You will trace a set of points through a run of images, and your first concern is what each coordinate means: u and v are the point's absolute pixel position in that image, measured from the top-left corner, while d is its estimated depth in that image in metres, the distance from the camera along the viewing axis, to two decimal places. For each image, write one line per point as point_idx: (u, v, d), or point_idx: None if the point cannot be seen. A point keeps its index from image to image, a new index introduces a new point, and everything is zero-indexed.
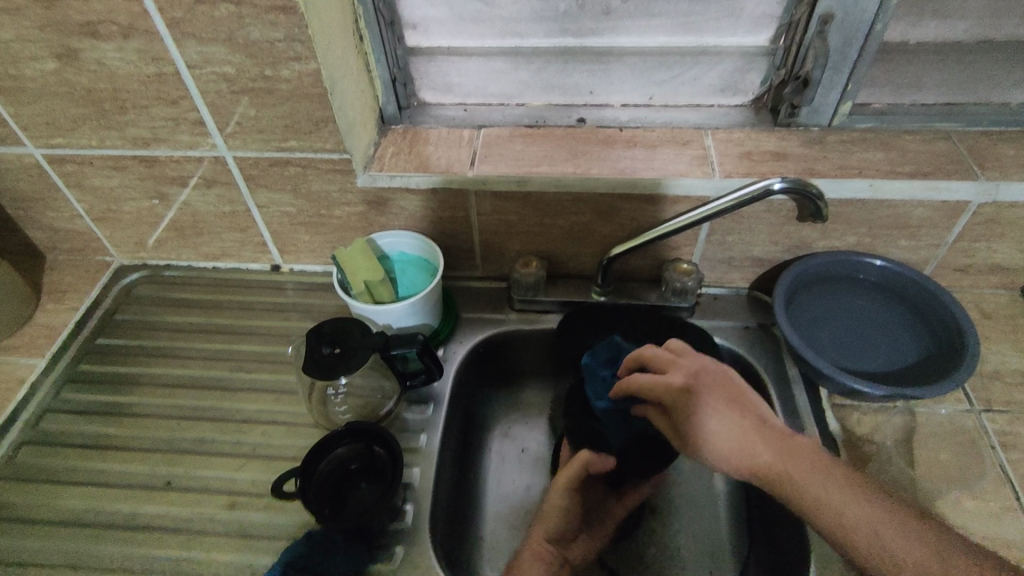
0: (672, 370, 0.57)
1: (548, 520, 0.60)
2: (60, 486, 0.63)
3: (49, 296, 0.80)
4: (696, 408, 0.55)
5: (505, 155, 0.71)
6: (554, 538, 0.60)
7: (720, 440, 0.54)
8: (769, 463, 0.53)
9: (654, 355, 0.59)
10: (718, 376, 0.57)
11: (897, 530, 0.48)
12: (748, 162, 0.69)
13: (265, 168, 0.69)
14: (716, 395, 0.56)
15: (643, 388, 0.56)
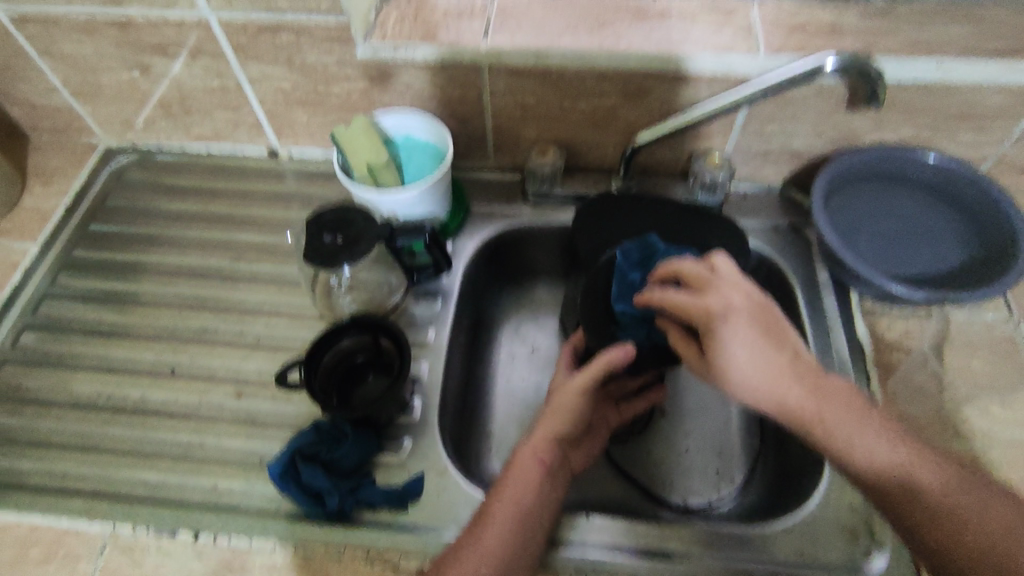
0: (708, 291, 0.49)
1: (555, 420, 0.54)
2: (64, 371, 0.62)
3: (35, 178, 0.75)
4: (732, 334, 0.47)
5: (523, 26, 0.63)
6: (560, 438, 0.54)
7: (752, 375, 0.47)
8: (800, 403, 0.47)
9: (692, 274, 0.51)
10: (762, 304, 0.49)
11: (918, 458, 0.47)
12: (798, 38, 0.61)
13: (255, 35, 0.61)
14: (751, 324, 0.48)
15: (673, 309, 0.49)
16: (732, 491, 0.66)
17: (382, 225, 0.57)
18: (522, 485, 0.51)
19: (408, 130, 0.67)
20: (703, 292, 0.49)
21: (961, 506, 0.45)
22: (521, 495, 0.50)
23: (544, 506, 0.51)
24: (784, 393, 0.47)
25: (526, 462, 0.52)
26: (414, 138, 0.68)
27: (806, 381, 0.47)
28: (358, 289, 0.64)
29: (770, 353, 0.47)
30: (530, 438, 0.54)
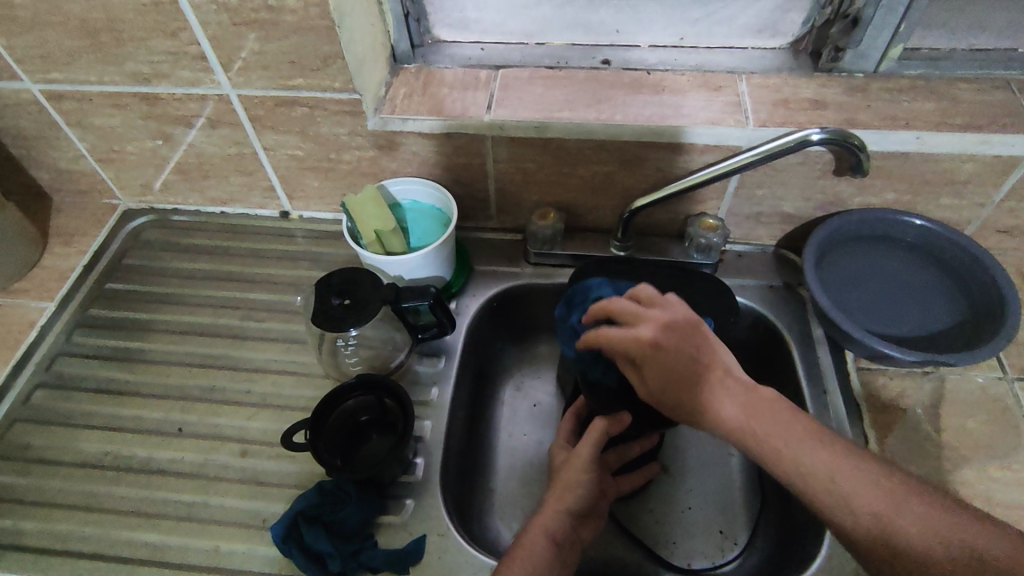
0: (640, 322, 0.50)
1: (568, 492, 0.56)
2: (74, 429, 0.63)
3: (56, 239, 0.78)
4: (668, 365, 0.48)
5: (524, 98, 0.67)
6: (573, 512, 0.55)
7: (709, 406, 0.48)
8: (737, 424, 0.47)
9: (621, 308, 0.51)
10: (686, 330, 0.49)
11: (854, 470, 0.45)
12: (784, 110, 0.65)
13: (271, 108, 0.65)
14: (688, 363, 0.48)
15: (614, 343, 0.50)
16: (736, 552, 0.65)
17: (388, 289, 0.59)
18: (533, 563, 0.49)
19: (414, 194, 0.70)
20: (633, 323, 0.50)
21: (935, 535, 0.42)
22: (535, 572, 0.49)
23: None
24: (721, 414, 0.47)
25: (537, 539, 0.51)
26: (420, 202, 0.71)
27: (750, 409, 0.47)
28: (364, 347, 0.65)
29: (704, 381, 0.48)
30: (537, 518, 0.54)
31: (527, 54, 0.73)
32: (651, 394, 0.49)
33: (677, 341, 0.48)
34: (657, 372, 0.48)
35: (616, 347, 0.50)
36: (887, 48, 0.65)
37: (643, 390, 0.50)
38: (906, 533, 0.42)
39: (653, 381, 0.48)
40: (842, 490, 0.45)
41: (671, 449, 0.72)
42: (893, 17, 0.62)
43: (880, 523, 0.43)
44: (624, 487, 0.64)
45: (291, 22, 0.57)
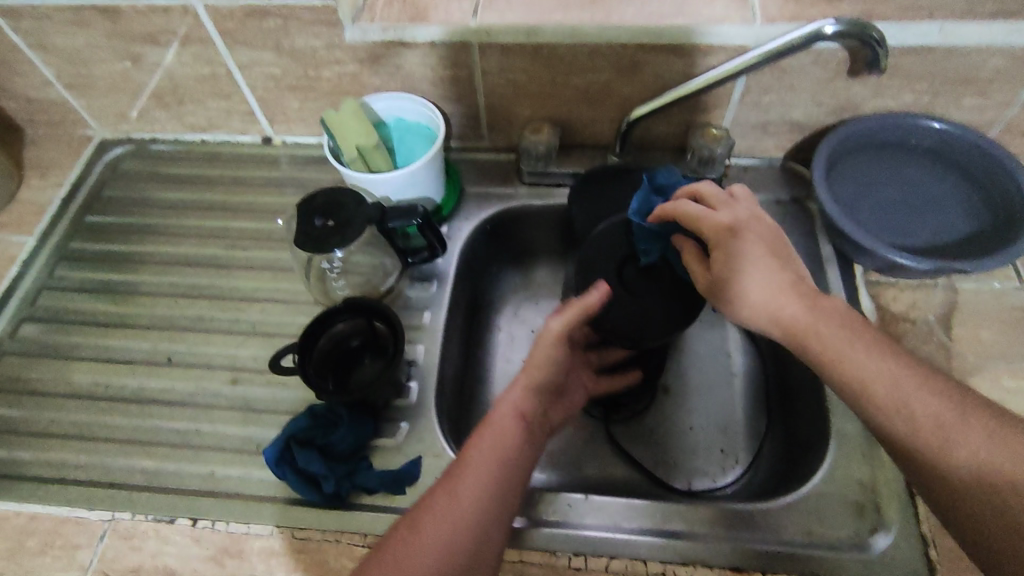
0: (722, 209, 0.51)
1: (536, 369, 0.52)
2: (63, 361, 0.62)
3: (32, 172, 0.75)
4: (741, 248, 0.49)
5: (513, 1, 0.62)
6: (541, 390, 0.52)
7: (752, 292, 0.48)
8: (794, 318, 0.47)
9: (710, 193, 0.52)
10: (763, 228, 0.50)
11: (919, 389, 0.43)
12: (795, 5, 0.59)
13: (241, 19, 0.61)
14: (760, 247, 0.49)
15: (687, 217, 0.50)
16: (736, 468, 0.65)
17: (373, 208, 0.56)
18: (500, 439, 0.49)
19: (400, 111, 0.66)
20: (715, 208, 0.51)
21: (992, 458, 0.40)
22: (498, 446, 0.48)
23: (519, 461, 0.49)
24: (781, 307, 0.47)
25: (506, 417, 0.50)
26: (406, 120, 0.67)
27: (807, 301, 0.47)
28: (352, 273, 0.62)
29: (772, 272, 0.48)
30: (508, 392, 0.52)
31: None
32: (705, 280, 0.50)
33: (754, 232, 0.50)
34: (722, 256, 0.49)
35: (688, 220, 0.50)
36: None
37: (702, 278, 0.50)
38: (959, 452, 0.40)
39: (718, 264, 0.49)
40: (904, 411, 0.42)
41: (672, 371, 0.71)
42: None
43: (936, 443, 0.41)
44: (602, 388, 0.62)
45: None
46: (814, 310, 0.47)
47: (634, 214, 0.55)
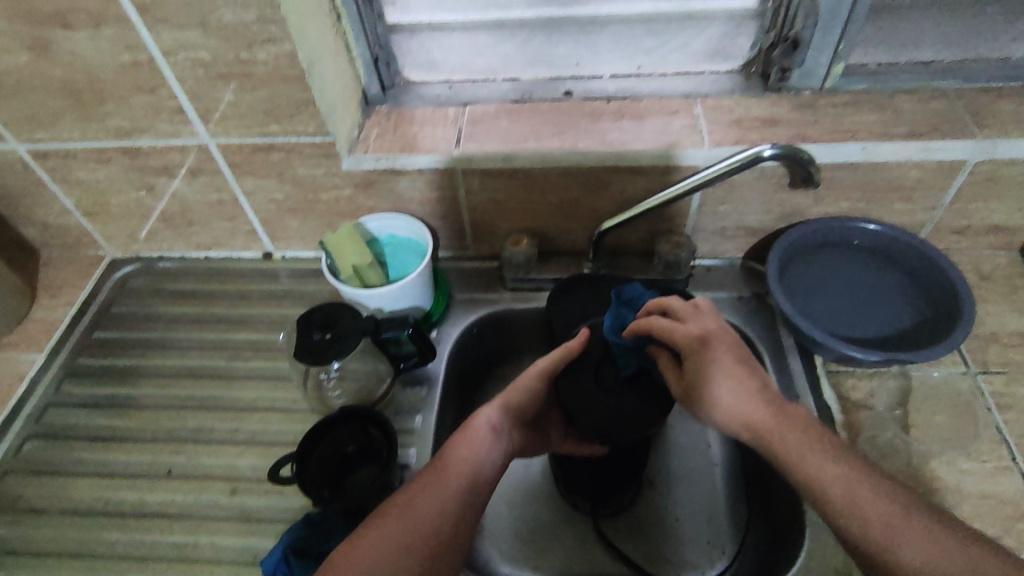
0: (690, 320, 0.56)
1: (512, 391, 0.58)
2: (65, 477, 0.64)
3: (44, 292, 0.80)
4: (709, 359, 0.53)
5: (491, 132, 0.71)
6: (509, 408, 0.58)
7: (725, 401, 0.52)
8: (762, 424, 0.51)
9: (678, 306, 0.57)
10: (728, 339, 0.55)
11: (873, 493, 0.47)
12: (737, 130, 0.68)
13: (249, 155, 0.68)
14: (728, 358, 0.54)
15: (662, 332, 0.55)
16: (723, 558, 0.66)
17: (367, 320, 0.61)
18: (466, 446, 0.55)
19: (391, 228, 0.72)
20: (683, 319, 0.56)
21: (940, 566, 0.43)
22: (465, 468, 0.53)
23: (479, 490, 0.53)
24: (750, 412, 0.52)
25: (479, 424, 0.56)
26: (397, 235, 0.73)
27: (773, 407, 0.52)
28: (347, 380, 0.66)
29: (740, 382, 0.53)
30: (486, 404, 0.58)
31: (493, 89, 0.76)
32: (681, 389, 0.54)
33: (722, 343, 0.54)
34: (694, 367, 0.54)
35: (662, 334, 0.55)
36: (830, 65, 0.69)
37: (677, 387, 0.55)
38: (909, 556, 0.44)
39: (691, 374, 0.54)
40: (861, 515, 0.46)
41: (656, 462, 0.73)
42: (832, 37, 0.66)
43: (888, 547, 0.45)
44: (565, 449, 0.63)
45: (262, 73, 0.60)
46: (778, 415, 0.51)
47: (611, 333, 0.59)
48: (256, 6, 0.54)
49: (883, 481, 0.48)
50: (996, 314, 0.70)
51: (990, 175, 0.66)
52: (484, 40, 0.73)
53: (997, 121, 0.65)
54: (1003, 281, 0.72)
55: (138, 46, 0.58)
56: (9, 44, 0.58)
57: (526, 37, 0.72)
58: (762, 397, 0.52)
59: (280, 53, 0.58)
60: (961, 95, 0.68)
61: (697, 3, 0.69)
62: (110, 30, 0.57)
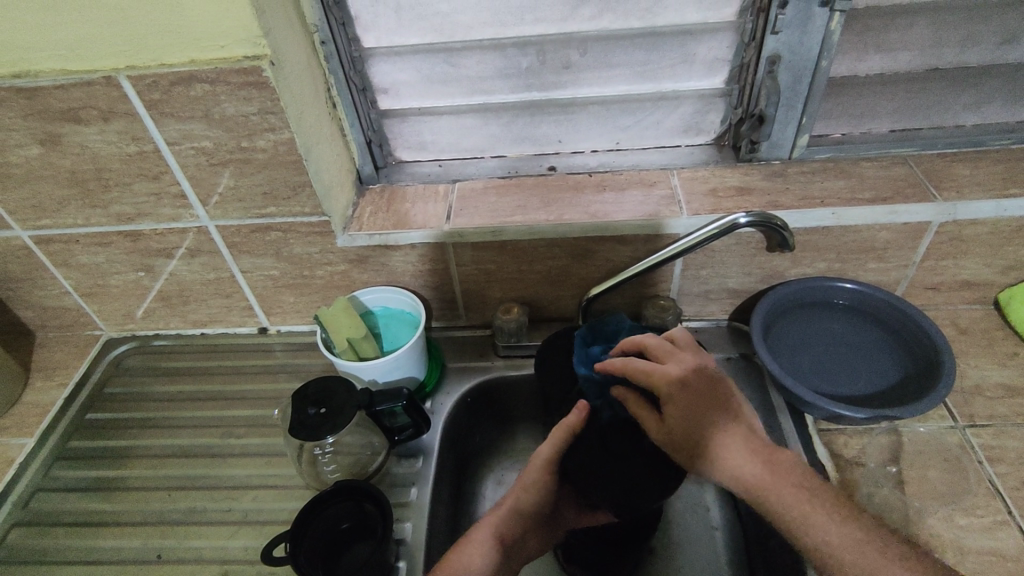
0: (669, 360, 0.56)
1: (522, 493, 0.56)
2: (50, 567, 0.62)
3: (38, 374, 0.80)
4: (688, 403, 0.53)
5: (480, 207, 0.74)
6: (518, 513, 0.56)
7: (715, 449, 0.52)
8: (754, 477, 0.51)
9: (655, 346, 0.57)
10: (705, 376, 0.55)
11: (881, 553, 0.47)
12: (713, 199, 0.72)
13: (247, 235, 0.71)
14: (706, 404, 0.53)
15: (637, 373, 0.54)
16: None
17: (362, 394, 0.62)
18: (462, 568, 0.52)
19: (385, 300, 0.75)
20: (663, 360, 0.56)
21: None
22: (466, 570, 0.52)
23: None
24: (740, 466, 0.51)
25: (483, 540, 0.54)
26: (390, 307, 0.75)
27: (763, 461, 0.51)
28: (341, 455, 0.65)
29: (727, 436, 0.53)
30: (489, 516, 0.56)
31: (481, 166, 0.81)
32: (665, 434, 0.53)
33: (701, 382, 0.54)
34: (679, 410, 0.52)
35: (641, 376, 0.54)
36: (795, 138, 0.74)
37: (659, 430, 0.53)
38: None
39: (675, 417, 0.52)
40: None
41: (658, 528, 0.73)
42: (794, 113, 0.72)
43: None
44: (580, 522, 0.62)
45: (262, 159, 0.63)
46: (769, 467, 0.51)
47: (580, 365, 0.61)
48: (257, 100, 0.58)
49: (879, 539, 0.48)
50: (977, 367, 0.71)
51: (955, 234, 0.69)
52: (471, 122, 0.77)
53: (956, 184, 0.69)
54: (981, 334, 0.74)
55: (145, 138, 0.62)
56: (21, 139, 0.62)
57: (511, 117, 0.77)
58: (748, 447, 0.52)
59: (279, 140, 0.62)
60: (919, 161, 0.73)
61: (668, 85, 0.73)
62: (119, 124, 0.61)
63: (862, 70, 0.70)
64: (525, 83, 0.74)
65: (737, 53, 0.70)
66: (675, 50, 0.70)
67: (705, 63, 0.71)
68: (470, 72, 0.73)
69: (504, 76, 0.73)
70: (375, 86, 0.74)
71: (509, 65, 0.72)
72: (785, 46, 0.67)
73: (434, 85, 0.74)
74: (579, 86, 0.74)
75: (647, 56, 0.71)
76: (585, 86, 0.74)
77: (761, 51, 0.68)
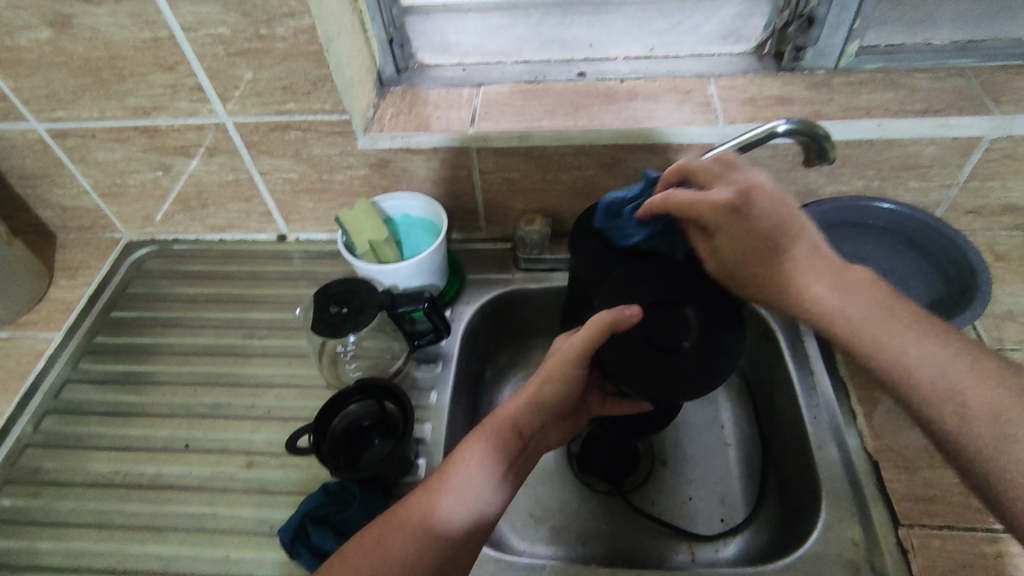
0: (717, 185, 0.50)
1: (546, 385, 0.55)
2: (84, 452, 0.65)
3: (61, 273, 0.81)
4: (744, 228, 0.48)
5: (506, 112, 0.71)
6: (540, 405, 0.55)
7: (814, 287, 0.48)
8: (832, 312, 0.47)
9: (698, 171, 0.51)
10: (768, 195, 0.49)
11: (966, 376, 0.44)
12: (751, 108, 0.68)
13: (266, 133, 0.69)
14: (767, 216, 0.48)
15: (680, 207, 0.50)
16: (737, 536, 0.65)
17: (384, 295, 0.62)
18: (473, 459, 0.51)
19: (406, 208, 0.73)
20: (710, 185, 0.51)
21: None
22: (469, 471, 0.50)
23: (498, 489, 0.51)
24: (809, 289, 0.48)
25: (501, 427, 0.53)
26: (411, 216, 0.74)
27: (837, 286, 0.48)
28: (363, 355, 0.67)
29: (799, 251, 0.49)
30: (507, 404, 0.55)
31: (506, 71, 0.77)
32: (720, 264, 0.51)
33: (756, 202, 0.48)
34: (729, 243, 0.49)
35: (686, 208, 0.50)
36: (844, 44, 0.69)
37: (714, 261, 0.51)
38: (1022, 454, 0.41)
39: (728, 249, 0.49)
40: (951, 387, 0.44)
41: (671, 442, 0.74)
42: (847, 15, 0.66)
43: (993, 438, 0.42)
44: (605, 411, 0.61)
45: (281, 49, 0.60)
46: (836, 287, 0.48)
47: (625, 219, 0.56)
48: None
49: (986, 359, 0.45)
50: (1010, 293, 0.70)
51: (1006, 152, 0.65)
52: (497, 21, 0.75)
53: (1014, 97, 0.65)
54: (1019, 261, 0.72)
55: (159, 22, 0.59)
56: (31, 21, 0.59)
57: (541, 17, 0.74)
58: (815, 260, 0.48)
59: (299, 28, 0.59)
60: (977, 73, 0.68)
61: None
62: (131, 5, 0.58)
63: None
64: None
65: None
66: None
67: None
68: None
69: None
70: None
71: None
72: None
73: None
74: None
75: None
76: None
77: None
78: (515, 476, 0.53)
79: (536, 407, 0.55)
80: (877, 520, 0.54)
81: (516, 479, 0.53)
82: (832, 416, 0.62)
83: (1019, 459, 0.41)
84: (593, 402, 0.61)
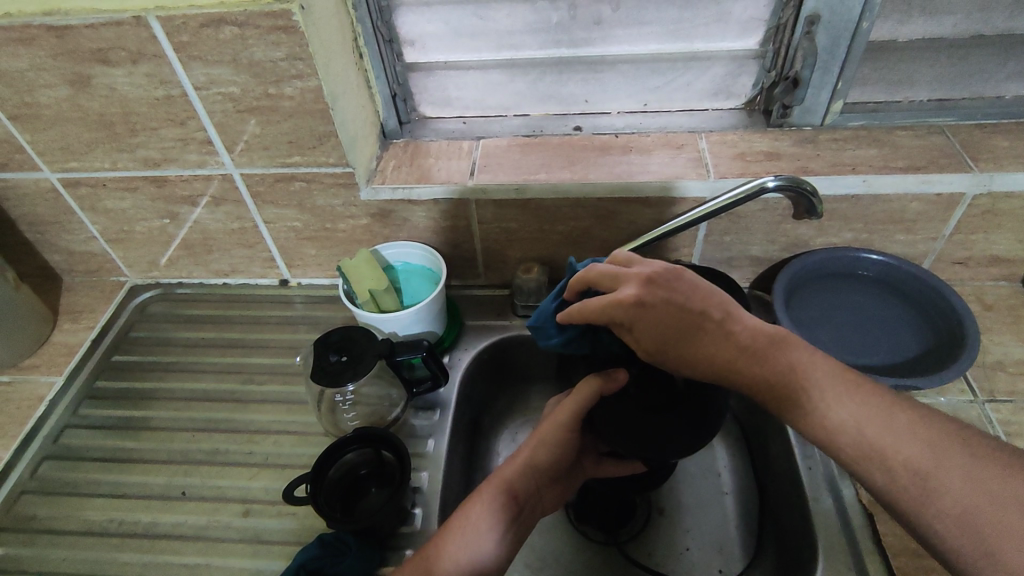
0: (623, 281, 0.51)
1: (541, 448, 0.56)
2: (80, 499, 0.65)
3: (65, 317, 0.82)
4: (658, 318, 0.48)
5: (504, 164, 0.73)
6: (535, 468, 0.56)
7: (753, 365, 0.49)
8: (781, 380, 0.49)
9: (601, 274, 0.52)
10: (661, 283, 0.49)
11: (908, 436, 0.46)
12: (741, 164, 0.71)
13: (271, 184, 0.71)
14: (674, 307, 0.48)
15: (592, 311, 0.50)
16: None
17: (383, 344, 0.62)
18: (466, 529, 0.52)
19: (405, 256, 0.75)
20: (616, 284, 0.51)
21: (980, 505, 0.42)
22: (464, 542, 0.51)
23: (496, 558, 0.51)
24: (764, 367, 0.49)
25: (497, 493, 0.54)
26: (411, 263, 0.75)
27: (791, 357, 0.50)
28: (361, 404, 0.67)
29: (716, 335, 0.49)
30: (502, 468, 0.56)
31: (504, 125, 0.80)
32: (649, 352, 0.50)
33: (660, 293, 0.49)
34: (648, 331, 0.48)
35: (598, 312, 0.50)
36: (829, 103, 0.72)
37: (642, 350, 0.50)
38: (958, 510, 0.43)
39: (649, 340, 0.49)
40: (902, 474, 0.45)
41: (667, 491, 0.74)
42: (830, 77, 0.70)
43: (931, 495, 0.44)
44: (604, 471, 0.62)
45: (288, 107, 0.63)
46: (790, 360, 0.49)
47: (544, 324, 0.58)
48: (286, 45, 0.58)
49: (928, 418, 0.47)
50: (999, 344, 0.71)
51: (988, 208, 0.68)
52: (497, 78, 0.76)
53: (993, 156, 0.67)
54: (1006, 311, 0.74)
55: (173, 81, 0.62)
56: (51, 79, 0.62)
57: (538, 75, 0.76)
58: (729, 342, 0.49)
59: (306, 88, 0.61)
60: (957, 131, 0.71)
61: (700, 45, 0.72)
62: (147, 66, 0.60)
63: (904, 34, 0.68)
64: (554, 39, 0.72)
65: (774, 12, 0.68)
66: (710, 8, 0.68)
67: (739, 23, 0.69)
68: (499, 25, 0.71)
69: (533, 31, 0.72)
70: (402, 38, 0.73)
71: (538, 19, 0.70)
72: (826, 5, 0.64)
73: (462, 39, 0.73)
74: (609, 43, 0.72)
75: (680, 13, 0.69)
76: (614, 44, 0.72)
77: (800, 11, 0.66)
78: (514, 538, 0.53)
79: (532, 470, 0.55)
80: (873, 574, 0.55)
81: (513, 538, 0.53)
82: (827, 466, 0.62)
83: (964, 518, 0.43)
84: (590, 462, 0.62)
